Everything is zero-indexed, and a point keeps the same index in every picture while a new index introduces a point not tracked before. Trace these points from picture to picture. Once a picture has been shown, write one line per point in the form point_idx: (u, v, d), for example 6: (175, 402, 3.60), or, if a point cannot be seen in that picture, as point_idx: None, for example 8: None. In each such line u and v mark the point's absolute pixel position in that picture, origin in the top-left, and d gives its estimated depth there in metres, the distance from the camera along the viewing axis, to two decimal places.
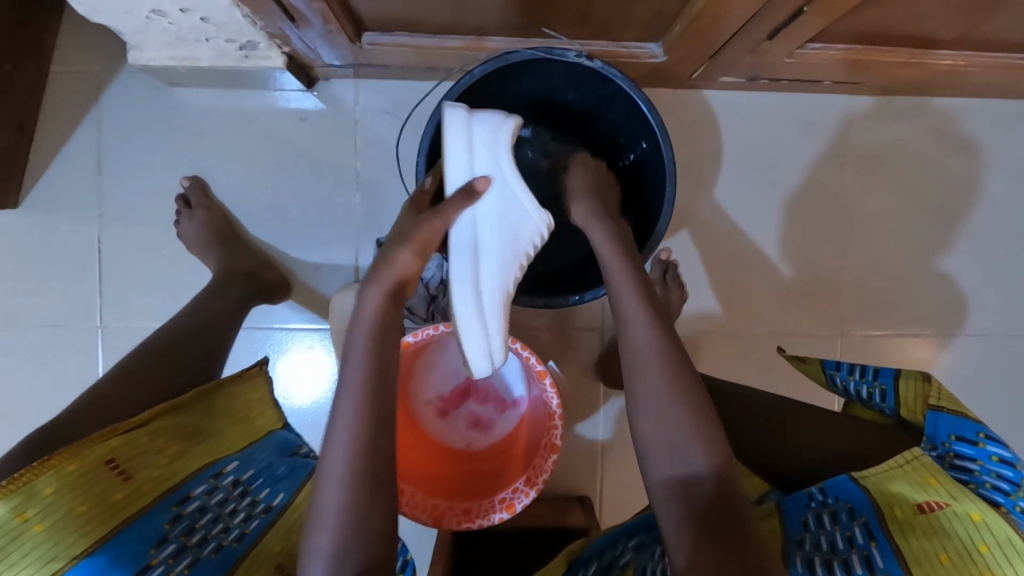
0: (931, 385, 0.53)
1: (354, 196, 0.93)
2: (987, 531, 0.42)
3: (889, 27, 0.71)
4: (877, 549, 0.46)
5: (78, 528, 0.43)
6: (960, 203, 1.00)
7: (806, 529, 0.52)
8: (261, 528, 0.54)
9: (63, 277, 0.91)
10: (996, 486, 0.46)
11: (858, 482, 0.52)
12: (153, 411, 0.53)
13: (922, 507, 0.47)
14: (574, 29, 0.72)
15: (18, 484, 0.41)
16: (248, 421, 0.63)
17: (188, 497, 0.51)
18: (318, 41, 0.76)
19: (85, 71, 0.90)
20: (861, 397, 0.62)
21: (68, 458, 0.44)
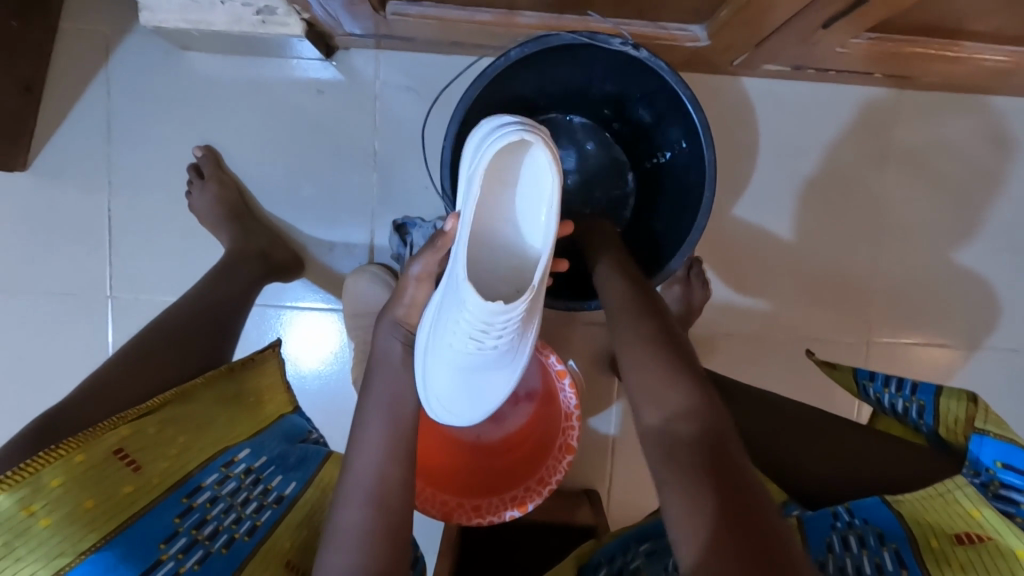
0: (977, 407, 0.49)
1: (371, 175, 0.89)
2: None
3: (956, 20, 0.66)
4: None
5: (86, 522, 0.41)
6: (1004, 210, 0.95)
7: (828, 550, 0.49)
8: (271, 521, 0.53)
9: (71, 245, 0.89)
10: None
11: (891, 507, 0.49)
12: (161, 399, 0.50)
13: (961, 537, 0.44)
14: (614, 7, 0.67)
15: (23, 477, 0.38)
16: (258, 406, 0.61)
17: (199, 488, 0.49)
18: (339, 9, 0.71)
19: (94, 30, 0.86)
20: (895, 411, 0.59)
21: (75, 449, 0.42)
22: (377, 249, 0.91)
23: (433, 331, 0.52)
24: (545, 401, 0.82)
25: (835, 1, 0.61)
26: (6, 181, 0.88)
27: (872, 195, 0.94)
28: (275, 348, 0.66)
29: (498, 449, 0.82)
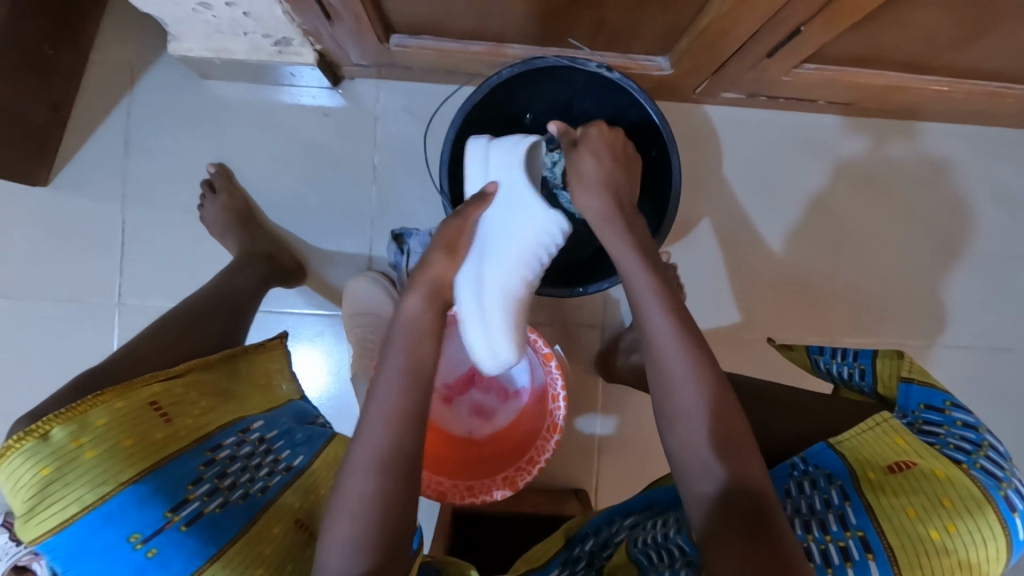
0: (904, 361, 0.58)
1: (371, 189, 0.97)
2: (951, 486, 0.47)
3: (878, 50, 0.78)
4: (851, 508, 0.49)
5: (124, 459, 0.46)
6: (944, 221, 1.05)
7: (787, 497, 0.55)
8: (284, 483, 0.56)
9: (86, 254, 0.95)
10: (959, 446, 0.51)
11: (836, 449, 0.55)
12: (186, 366, 0.56)
13: (893, 467, 0.50)
14: (589, 38, 0.78)
15: (73, 414, 0.45)
16: (269, 387, 0.66)
17: (220, 444, 0.54)
18: (349, 40, 0.82)
19: (120, 59, 0.95)
20: (842, 379, 0.66)
21: (117, 396, 0.48)
22: (376, 256, 0.98)
23: (490, 269, 0.64)
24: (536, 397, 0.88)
25: (774, 32, 0.72)
26: (28, 193, 0.94)
27: (827, 209, 1.04)
28: (282, 338, 0.71)
29: (489, 442, 0.88)
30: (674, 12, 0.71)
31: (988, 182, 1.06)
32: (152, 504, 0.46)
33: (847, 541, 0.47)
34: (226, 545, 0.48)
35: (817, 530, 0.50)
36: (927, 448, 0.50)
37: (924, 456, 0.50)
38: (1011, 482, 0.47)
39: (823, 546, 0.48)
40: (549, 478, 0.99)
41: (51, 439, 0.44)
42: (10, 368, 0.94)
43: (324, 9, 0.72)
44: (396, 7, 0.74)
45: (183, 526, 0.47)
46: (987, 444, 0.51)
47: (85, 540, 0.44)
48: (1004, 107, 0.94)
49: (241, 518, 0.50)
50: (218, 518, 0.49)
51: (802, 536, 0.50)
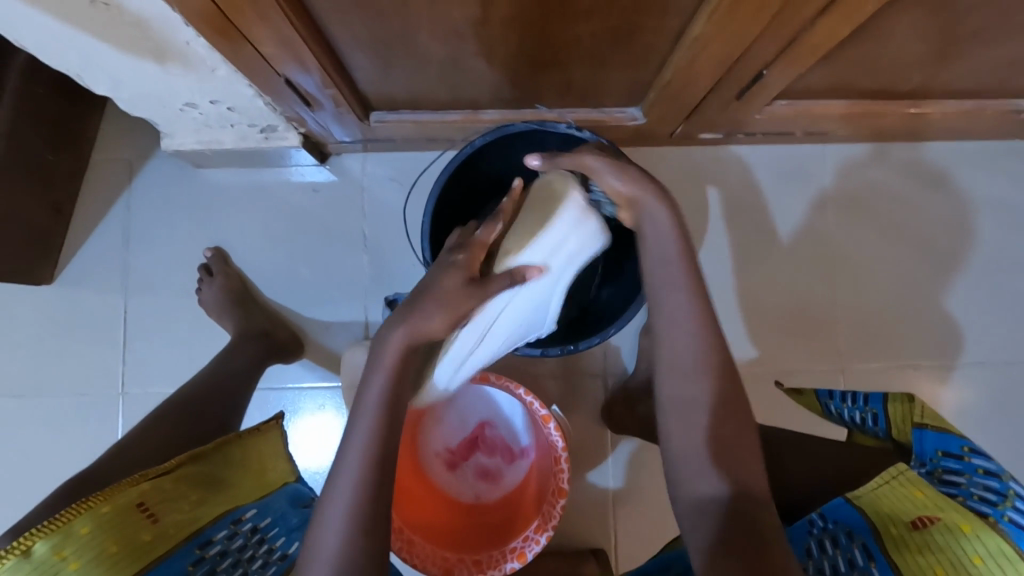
0: (916, 404, 0.54)
1: (363, 258, 0.99)
2: (978, 542, 0.42)
3: (845, 83, 0.79)
4: (878, 570, 0.46)
5: (108, 568, 0.46)
6: (941, 238, 1.04)
7: (812, 557, 0.53)
8: (279, 574, 0.55)
9: (89, 346, 0.97)
10: (983, 497, 0.45)
11: (854, 503, 0.52)
12: (174, 460, 0.56)
13: (916, 523, 0.46)
14: (560, 98, 0.80)
15: (56, 526, 0.45)
16: (260, 473, 0.64)
17: (211, 539, 0.54)
18: (331, 121, 0.85)
19: (119, 158, 1.00)
20: (855, 423, 0.63)
21: (101, 500, 0.48)
22: (372, 324, 0.98)
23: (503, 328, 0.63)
24: (542, 456, 0.84)
25: (737, 78, 0.73)
26: (33, 293, 0.97)
27: (820, 236, 1.03)
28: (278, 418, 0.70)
29: (498, 506, 0.86)
30: (637, 66, 0.73)
31: (981, 196, 1.04)
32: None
33: None
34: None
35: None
36: (947, 499, 0.46)
37: (945, 508, 0.45)
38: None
39: None
40: (564, 539, 0.95)
41: (33, 554, 0.44)
42: (16, 468, 0.95)
43: (303, 97, 0.75)
44: (370, 87, 0.77)
45: None
46: (1013, 492, 0.44)
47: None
48: (982, 122, 0.94)
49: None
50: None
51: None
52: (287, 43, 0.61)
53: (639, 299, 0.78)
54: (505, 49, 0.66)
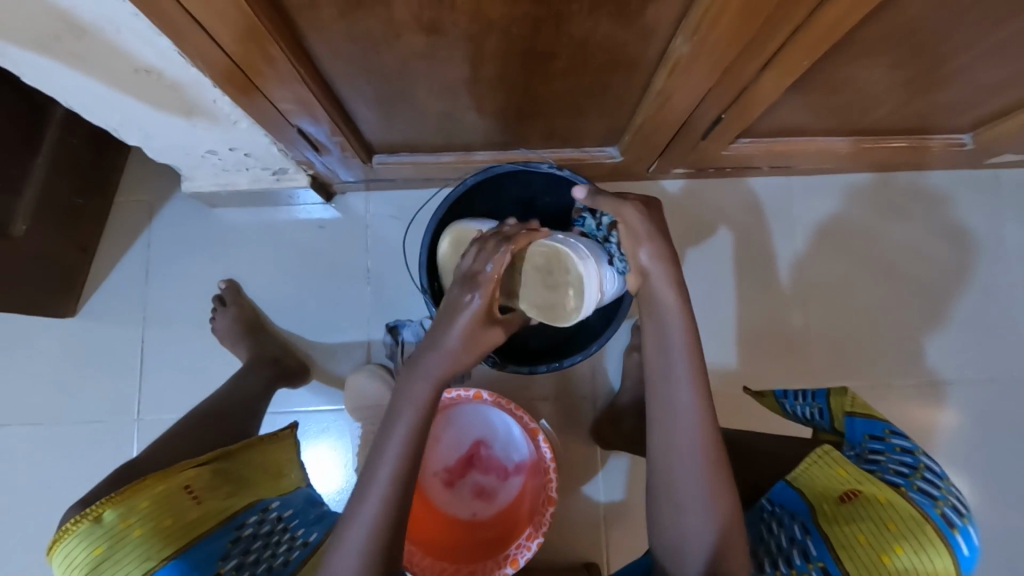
0: (847, 396, 0.64)
1: (365, 288, 1.06)
2: (893, 509, 0.53)
3: (799, 124, 0.88)
4: (812, 542, 0.57)
5: (162, 538, 0.56)
6: (901, 262, 1.12)
7: (763, 538, 0.64)
8: (302, 557, 0.62)
9: (107, 375, 1.03)
10: (897, 471, 0.57)
11: (794, 485, 0.63)
12: (213, 453, 0.65)
13: (843, 497, 0.58)
14: (543, 141, 0.89)
15: (121, 500, 0.56)
16: (277, 476, 0.71)
17: (244, 522, 0.62)
18: (337, 164, 0.94)
19: (140, 199, 1.08)
20: (806, 418, 0.71)
21: (156, 480, 0.58)
22: (373, 349, 1.05)
23: None
24: (534, 472, 0.90)
25: (700, 122, 0.83)
26: (56, 327, 1.04)
27: (789, 261, 1.11)
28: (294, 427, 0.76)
29: (493, 523, 0.90)
30: (611, 114, 0.82)
31: (937, 222, 1.13)
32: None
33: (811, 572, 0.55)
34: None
35: (786, 565, 0.58)
36: (865, 474, 0.57)
37: (864, 482, 0.56)
38: (946, 500, 0.53)
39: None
40: (558, 554, 1.00)
41: (103, 521, 0.55)
42: (35, 494, 0.99)
43: (313, 144, 0.84)
44: (373, 134, 0.86)
45: None
46: (923, 466, 0.57)
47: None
48: (930, 155, 1.03)
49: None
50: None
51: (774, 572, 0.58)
52: (301, 100, 0.70)
53: (618, 318, 0.85)
54: (492, 101, 0.75)
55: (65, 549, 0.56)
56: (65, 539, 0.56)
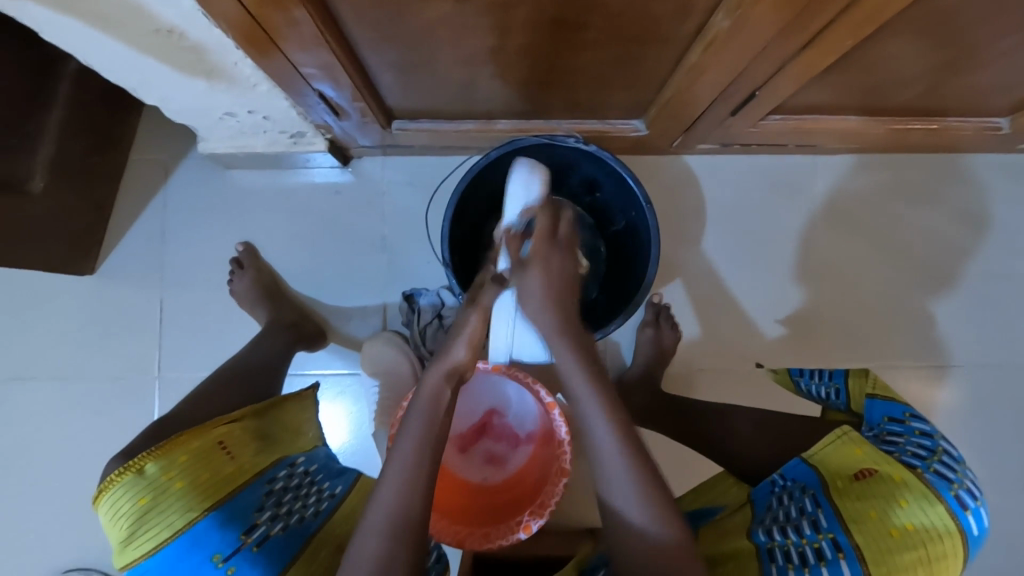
0: (869, 379, 0.71)
1: (382, 255, 1.06)
2: (907, 488, 0.57)
3: (832, 103, 0.85)
4: (822, 514, 0.61)
5: (203, 490, 0.57)
6: (921, 246, 1.11)
7: (770, 509, 0.67)
8: (329, 509, 0.67)
9: (127, 334, 1.05)
10: (915, 453, 0.61)
11: (808, 462, 0.67)
12: (241, 411, 0.67)
13: (858, 475, 0.61)
14: (568, 112, 0.86)
15: (161, 453, 0.57)
16: (301, 434, 0.74)
17: (275, 477, 0.64)
18: (356, 129, 0.92)
19: (156, 159, 1.07)
20: (822, 397, 0.78)
21: (193, 436, 0.59)
22: (389, 317, 1.06)
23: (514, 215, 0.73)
24: (545, 441, 0.93)
25: (730, 99, 0.80)
26: (75, 284, 1.05)
27: (809, 244, 1.10)
28: (314, 388, 0.79)
29: (504, 488, 0.93)
30: (639, 87, 0.79)
31: (961, 206, 1.11)
32: (229, 527, 0.57)
33: (821, 543, 0.58)
34: (289, 565, 0.59)
35: (793, 534, 0.61)
36: (882, 455, 0.61)
37: (880, 462, 0.61)
38: (962, 483, 0.57)
39: (801, 547, 0.59)
40: (563, 519, 1.03)
41: (146, 473, 0.56)
42: (60, 446, 1.03)
43: (333, 108, 0.82)
44: (394, 100, 0.83)
45: (254, 547, 0.58)
46: (941, 450, 0.61)
47: (173, 561, 0.55)
48: (962, 138, 1.00)
49: (299, 539, 0.61)
50: (282, 539, 0.60)
51: (781, 540, 0.61)
52: (324, 65, 0.68)
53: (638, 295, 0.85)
54: (518, 71, 0.73)
55: (103, 501, 0.56)
56: (103, 491, 0.56)
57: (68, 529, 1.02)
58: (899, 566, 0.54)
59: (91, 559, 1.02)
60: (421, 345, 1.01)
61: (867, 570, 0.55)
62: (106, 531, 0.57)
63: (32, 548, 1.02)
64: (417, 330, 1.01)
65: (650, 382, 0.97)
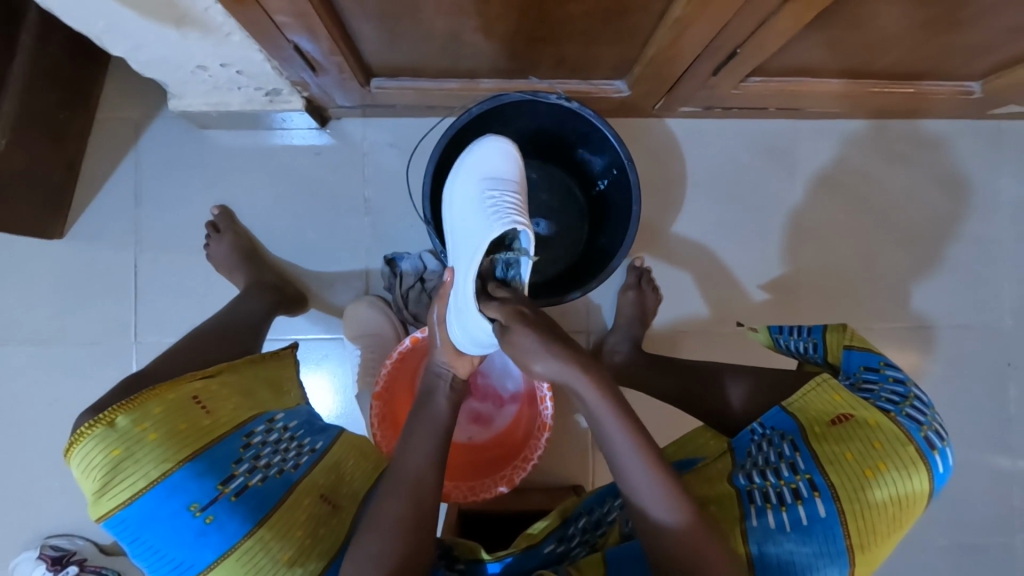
0: (848, 332, 0.73)
1: (363, 219, 1.05)
2: (880, 431, 0.61)
3: (813, 64, 0.85)
4: (800, 457, 0.63)
5: (177, 441, 0.57)
6: (892, 210, 1.13)
7: (749, 455, 0.69)
8: (311, 462, 0.65)
9: (101, 298, 1.02)
10: (888, 399, 0.65)
11: (788, 411, 0.69)
12: (215, 368, 0.66)
13: (834, 420, 0.65)
14: (551, 71, 0.85)
15: (133, 406, 0.57)
16: (281, 391, 0.73)
17: (254, 430, 0.63)
18: (334, 87, 0.89)
19: (125, 117, 1.03)
20: (800, 352, 0.79)
21: (166, 390, 0.59)
22: (372, 280, 1.05)
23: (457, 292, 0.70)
24: (529, 402, 0.94)
25: (715, 56, 0.79)
26: (45, 247, 1.02)
27: (787, 208, 1.12)
28: (293, 348, 0.78)
29: (489, 445, 0.96)
30: (623, 42, 0.78)
31: (931, 171, 1.14)
32: (206, 477, 0.57)
33: (798, 484, 0.62)
34: (270, 512, 0.59)
35: (772, 476, 0.64)
36: (859, 401, 0.65)
37: (857, 408, 0.64)
38: (930, 426, 0.62)
39: (780, 488, 0.62)
40: (548, 476, 1.05)
41: (118, 425, 0.55)
42: (36, 412, 1.01)
43: (310, 63, 0.80)
44: (373, 55, 0.81)
45: (233, 496, 0.58)
46: (913, 395, 0.65)
47: (150, 510, 0.55)
48: (937, 102, 1.02)
49: (279, 490, 0.61)
50: (262, 489, 0.60)
51: (760, 482, 0.64)
52: (302, 13, 0.66)
53: (619, 255, 0.87)
54: (501, 24, 0.71)
55: (75, 453, 0.56)
56: (75, 444, 0.55)
57: (49, 495, 1.01)
58: (869, 502, 0.59)
59: (73, 524, 1.01)
60: (403, 308, 1.02)
61: (841, 507, 0.59)
62: (82, 485, 0.57)
63: (11, 515, 1.00)
64: (400, 294, 1.01)
65: (631, 341, 0.99)
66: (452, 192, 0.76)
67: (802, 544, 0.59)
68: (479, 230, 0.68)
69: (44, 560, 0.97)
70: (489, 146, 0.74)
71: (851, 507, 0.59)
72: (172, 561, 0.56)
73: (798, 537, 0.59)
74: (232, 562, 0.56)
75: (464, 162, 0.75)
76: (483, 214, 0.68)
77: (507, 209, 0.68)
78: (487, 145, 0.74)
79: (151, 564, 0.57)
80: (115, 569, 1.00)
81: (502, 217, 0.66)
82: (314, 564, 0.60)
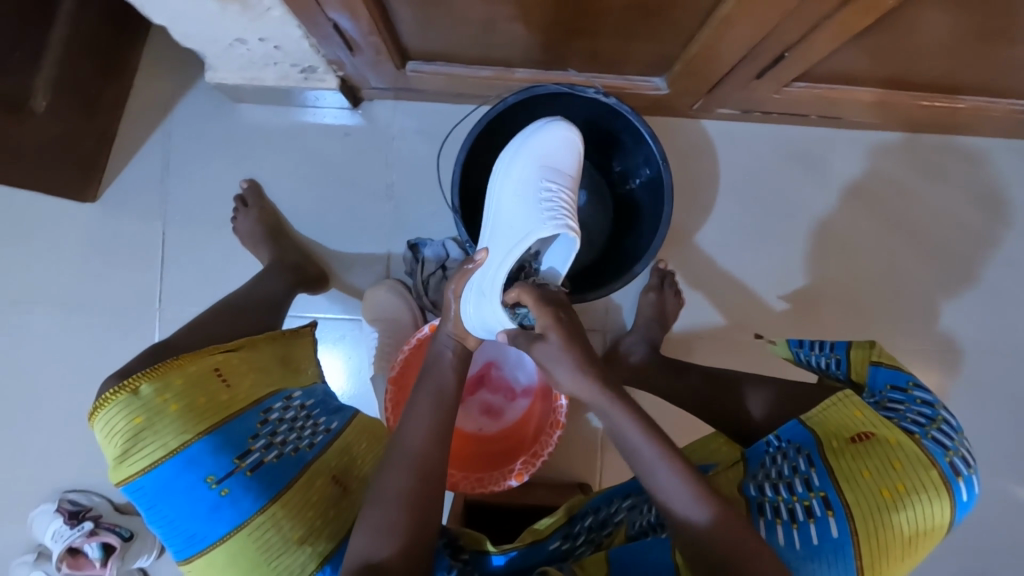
0: (874, 349, 0.71)
1: (388, 203, 1.05)
2: (902, 451, 0.60)
3: (862, 72, 0.82)
4: (815, 472, 0.62)
5: (198, 414, 0.58)
6: (929, 229, 1.10)
7: (763, 466, 0.68)
8: (325, 442, 0.66)
9: (128, 264, 1.04)
10: (914, 420, 0.63)
11: (806, 424, 0.68)
12: (237, 342, 0.66)
13: (854, 437, 0.63)
14: (589, 63, 0.84)
15: (156, 376, 0.58)
16: (300, 369, 0.73)
17: (271, 407, 0.64)
18: (368, 68, 0.89)
19: (160, 87, 1.04)
20: (821, 367, 0.77)
21: (188, 361, 0.60)
22: (393, 264, 1.06)
23: (485, 276, 0.68)
24: (542, 396, 0.93)
25: (759, 58, 0.77)
26: (77, 210, 1.04)
27: (819, 218, 1.09)
28: (313, 326, 0.78)
29: (499, 438, 0.95)
30: (665, 39, 0.76)
31: (973, 189, 1.10)
32: (223, 452, 0.58)
33: (811, 500, 0.60)
34: (283, 490, 0.60)
35: (785, 491, 0.63)
36: (881, 419, 0.63)
37: (878, 426, 0.62)
38: (956, 451, 0.60)
39: (792, 503, 0.61)
40: (555, 472, 1.05)
41: (140, 394, 0.56)
42: (61, 371, 1.04)
43: (347, 43, 0.79)
44: (410, 38, 0.80)
45: (248, 472, 0.59)
46: (940, 418, 0.63)
47: (168, 480, 0.56)
48: (986, 119, 0.98)
49: (293, 468, 0.61)
50: (276, 466, 0.60)
51: (772, 496, 0.63)
52: None
53: (643, 261, 0.86)
54: (542, 14, 0.70)
55: (99, 419, 0.57)
56: (99, 409, 0.57)
57: (69, 452, 1.04)
58: (884, 526, 0.57)
59: (90, 482, 1.04)
60: (423, 295, 1.01)
61: (854, 527, 0.57)
62: (103, 449, 0.58)
63: (32, 467, 1.04)
64: (420, 280, 1.01)
65: (649, 344, 0.98)
66: (502, 169, 0.74)
67: (811, 561, 0.57)
68: (531, 224, 0.68)
69: (62, 514, 1.00)
70: (552, 133, 0.74)
71: (865, 528, 0.57)
72: (186, 530, 0.57)
73: (808, 554, 0.58)
74: (245, 536, 0.57)
75: (522, 142, 0.74)
76: (537, 209, 0.70)
77: (561, 212, 0.69)
78: (549, 132, 0.74)
79: (165, 532, 0.58)
80: (129, 528, 1.02)
81: (557, 219, 0.68)
82: (324, 543, 0.61)
